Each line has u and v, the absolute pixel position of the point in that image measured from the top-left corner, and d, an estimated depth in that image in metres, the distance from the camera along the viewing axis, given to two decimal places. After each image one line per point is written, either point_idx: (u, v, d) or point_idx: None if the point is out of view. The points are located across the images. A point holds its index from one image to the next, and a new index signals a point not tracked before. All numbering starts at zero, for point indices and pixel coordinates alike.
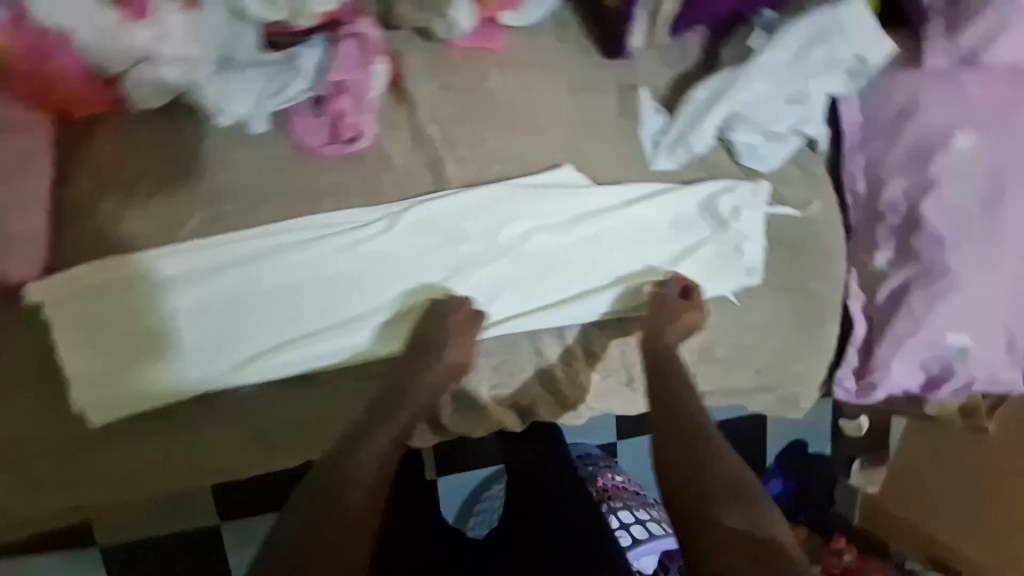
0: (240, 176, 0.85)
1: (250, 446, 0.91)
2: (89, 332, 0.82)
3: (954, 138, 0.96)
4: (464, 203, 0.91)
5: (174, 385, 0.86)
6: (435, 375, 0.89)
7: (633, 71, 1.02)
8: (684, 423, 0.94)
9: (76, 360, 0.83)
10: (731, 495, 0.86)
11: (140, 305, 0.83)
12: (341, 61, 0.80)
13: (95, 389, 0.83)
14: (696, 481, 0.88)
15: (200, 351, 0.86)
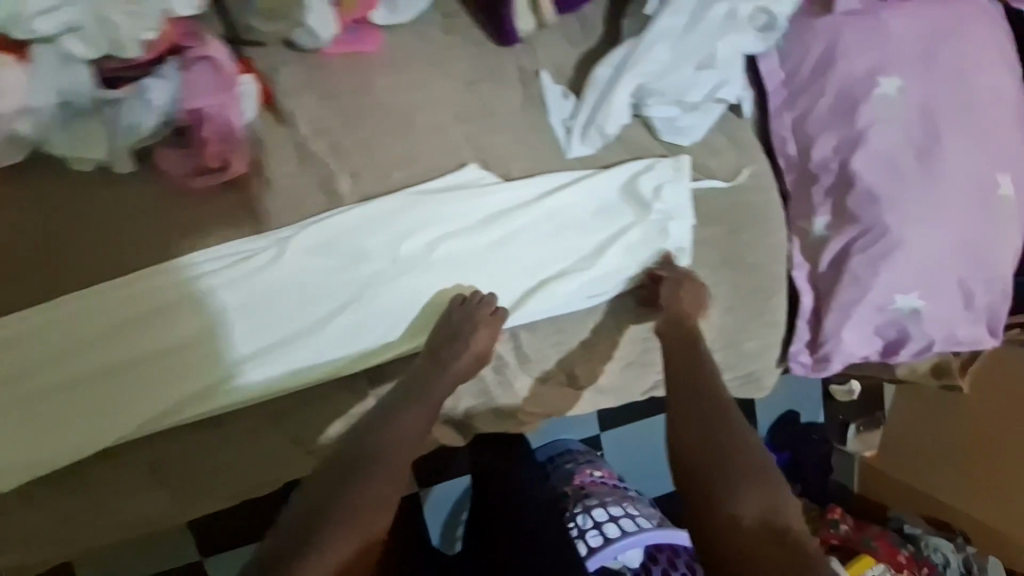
0: (116, 219, 0.80)
1: (266, 460, 0.91)
2: (84, 365, 0.81)
3: (878, 85, 0.90)
4: (359, 218, 0.86)
5: (116, 428, 0.82)
6: (460, 367, 0.88)
7: (532, 56, 0.95)
8: (707, 403, 0.87)
9: (74, 396, 0.81)
10: (750, 478, 0.81)
11: (136, 324, 0.82)
12: (195, 88, 0.75)
13: (95, 422, 0.82)
14: (716, 464, 0.82)
15: (200, 373, 0.84)
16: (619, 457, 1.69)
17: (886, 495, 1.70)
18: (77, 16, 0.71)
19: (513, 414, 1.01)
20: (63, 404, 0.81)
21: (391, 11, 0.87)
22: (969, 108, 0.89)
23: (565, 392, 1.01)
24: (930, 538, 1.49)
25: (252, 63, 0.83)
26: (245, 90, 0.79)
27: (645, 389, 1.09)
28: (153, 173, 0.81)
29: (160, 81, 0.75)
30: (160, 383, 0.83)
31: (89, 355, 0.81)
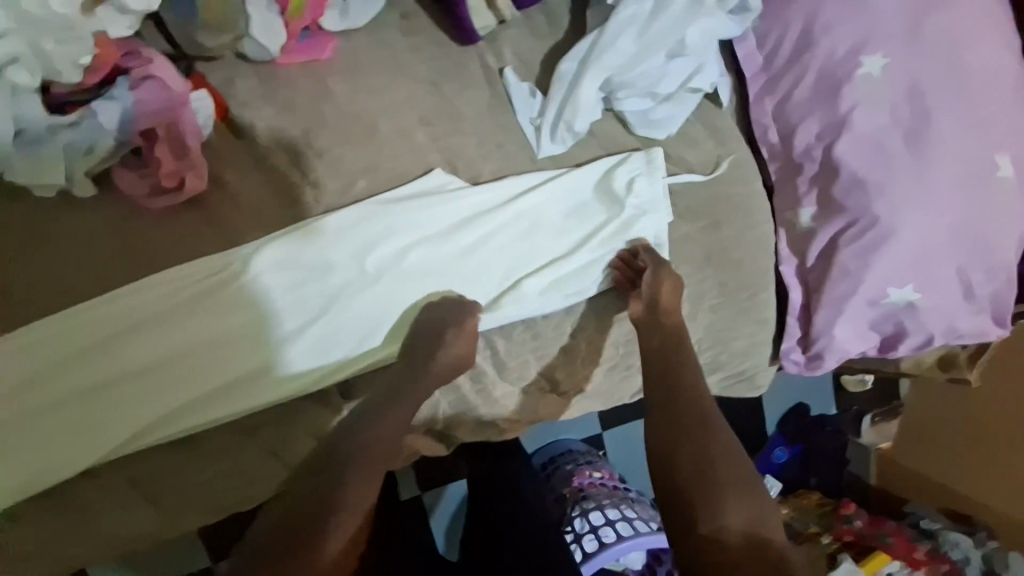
0: (78, 241, 0.80)
1: (232, 483, 0.86)
2: (96, 370, 0.79)
3: (859, 65, 0.85)
4: (324, 229, 0.84)
5: (75, 460, 0.79)
6: (442, 365, 0.86)
7: (497, 54, 0.92)
8: (689, 416, 0.91)
9: (84, 403, 0.78)
10: (724, 485, 0.87)
11: (91, 352, 0.79)
12: (145, 107, 0.77)
13: (106, 429, 0.79)
14: (694, 474, 0.87)
15: (214, 373, 0.82)
16: (624, 454, 1.59)
17: (906, 488, 1.59)
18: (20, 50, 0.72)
19: (493, 422, 0.98)
20: (72, 412, 0.78)
21: (343, 17, 0.86)
22: (957, 86, 0.85)
23: (546, 399, 0.98)
24: (948, 532, 1.40)
25: (203, 78, 0.83)
26: (197, 105, 0.79)
27: (633, 392, 1.05)
28: (115, 196, 0.81)
29: (110, 103, 0.76)
30: (172, 385, 0.81)
31: (100, 360, 0.79)
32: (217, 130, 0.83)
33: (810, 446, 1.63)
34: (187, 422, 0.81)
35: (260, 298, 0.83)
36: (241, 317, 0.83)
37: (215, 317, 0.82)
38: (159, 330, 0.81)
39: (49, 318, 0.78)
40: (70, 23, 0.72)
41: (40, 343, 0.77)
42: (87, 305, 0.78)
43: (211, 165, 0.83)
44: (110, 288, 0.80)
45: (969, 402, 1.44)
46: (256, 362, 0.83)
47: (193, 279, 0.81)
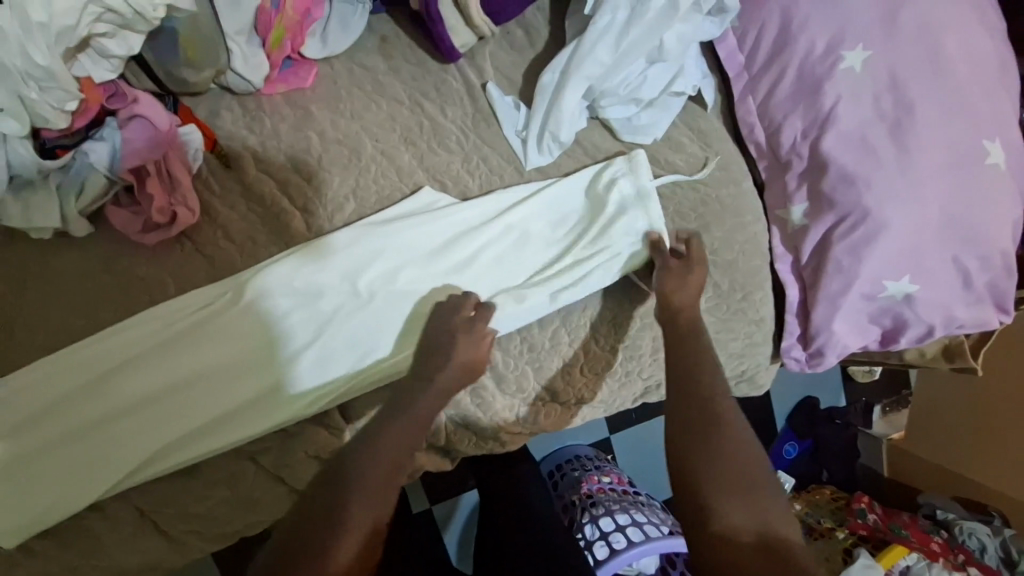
0: (77, 282, 0.81)
1: (234, 515, 0.86)
2: (106, 401, 0.80)
3: (840, 60, 0.85)
4: (312, 256, 0.84)
5: (71, 502, 0.78)
6: (447, 378, 0.82)
7: (477, 70, 0.94)
8: (706, 411, 0.80)
9: (96, 434, 0.80)
10: (748, 488, 0.76)
11: (85, 391, 0.80)
12: (132, 146, 0.77)
13: (116, 459, 0.80)
14: (712, 474, 0.76)
15: (221, 400, 0.83)
16: (634, 457, 1.57)
17: (916, 476, 1.58)
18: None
19: (495, 435, 0.97)
20: (85, 444, 0.79)
21: (323, 43, 0.87)
22: (940, 75, 0.85)
23: (547, 409, 0.97)
24: (965, 522, 1.38)
25: (190, 111, 0.83)
26: (187, 139, 0.81)
27: (634, 397, 1.05)
28: (110, 233, 0.82)
29: (100, 144, 0.77)
30: (180, 412, 0.82)
31: (110, 392, 0.80)
32: (206, 162, 0.84)
33: (823, 441, 1.60)
34: (195, 449, 0.81)
35: (264, 323, 0.84)
36: (245, 343, 0.84)
37: (220, 344, 0.83)
38: (153, 365, 0.81)
39: (56, 354, 0.79)
40: (52, 73, 0.68)
41: (51, 378, 0.79)
42: (95, 339, 0.80)
43: (202, 197, 0.84)
44: (115, 322, 0.81)
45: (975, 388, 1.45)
46: (260, 387, 0.84)
47: (197, 307, 0.82)
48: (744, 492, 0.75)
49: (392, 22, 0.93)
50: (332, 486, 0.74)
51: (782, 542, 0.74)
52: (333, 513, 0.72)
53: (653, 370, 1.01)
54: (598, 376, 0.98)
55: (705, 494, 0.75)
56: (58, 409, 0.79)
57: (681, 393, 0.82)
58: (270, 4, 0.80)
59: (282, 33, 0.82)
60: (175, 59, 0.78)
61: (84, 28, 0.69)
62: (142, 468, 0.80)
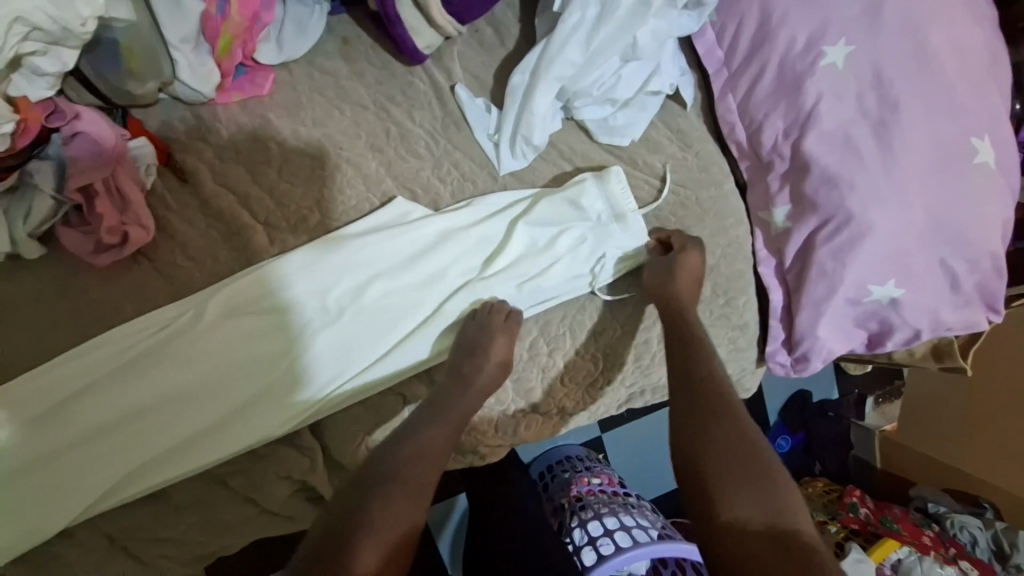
0: (30, 306, 0.78)
1: (205, 544, 0.83)
2: (68, 426, 0.76)
3: (822, 56, 0.81)
4: (280, 270, 0.81)
5: (24, 537, 0.74)
6: (463, 374, 0.83)
7: (446, 72, 0.89)
8: (712, 399, 0.80)
9: (59, 461, 0.76)
10: (759, 473, 0.73)
11: (42, 420, 0.75)
12: (79, 165, 0.72)
13: (82, 486, 0.76)
14: (719, 460, 0.74)
15: (193, 420, 0.80)
16: (626, 457, 1.55)
17: (907, 469, 1.56)
18: None
19: (474, 449, 0.94)
20: (45, 475, 0.75)
21: (279, 48, 0.83)
22: (926, 68, 0.81)
23: (528, 420, 0.94)
24: (956, 515, 1.37)
25: (141, 124, 0.80)
26: (136, 154, 0.77)
27: (619, 404, 1.02)
28: (64, 253, 0.79)
29: (45, 163, 0.73)
30: (150, 433, 0.78)
31: (74, 416, 0.76)
32: (161, 177, 0.81)
33: (817, 435, 1.58)
34: (167, 473, 0.78)
35: (236, 339, 0.81)
36: (217, 360, 0.80)
37: (190, 363, 0.80)
38: (114, 390, 0.77)
39: (9, 382, 0.75)
40: None
41: (10, 405, 0.74)
42: (57, 361, 0.76)
43: (159, 213, 0.80)
44: (76, 346, 0.78)
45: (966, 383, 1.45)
46: (234, 405, 0.81)
47: (166, 324, 0.79)
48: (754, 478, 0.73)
49: (354, 23, 0.88)
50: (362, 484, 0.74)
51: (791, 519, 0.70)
52: (356, 509, 0.70)
53: (638, 378, 0.98)
54: (594, 376, 0.96)
55: (713, 479, 0.73)
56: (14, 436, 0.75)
57: (682, 381, 0.83)
58: (214, 8, 0.74)
59: (231, 41, 0.77)
60: (117, 72, 0.73)
61: (12, 48, 0.62)
62: (106, 498, 0.77)
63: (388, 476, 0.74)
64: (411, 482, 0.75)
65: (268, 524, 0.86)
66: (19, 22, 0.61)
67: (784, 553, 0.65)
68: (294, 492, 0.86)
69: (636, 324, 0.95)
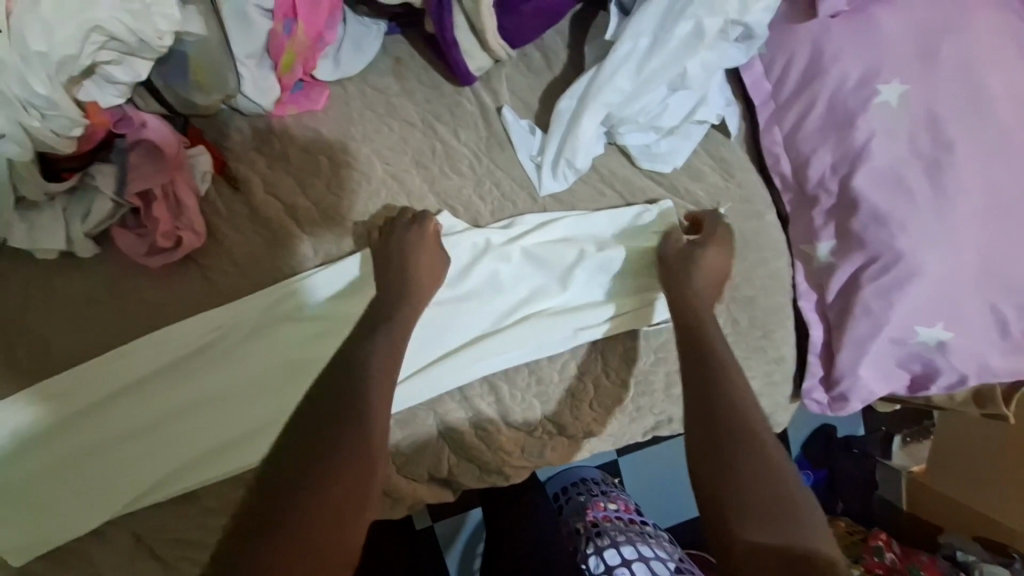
0: (80, 302, 0.79)
1: None
2: (115, 423, 0.78)
3: (874, 94, 0.81)
4: (329, 281, 0.83)
5: (64, 525, 0.76)
6: None
7: (493, 94, 0.91)
8: (731, 419, 0.71)
9: (92, 462, 0.78)
10: (777, 503, 0.65)
11: (89, 415, 0.78)
12: (139, 170, 0.75)
13: (123, 481, 0.78)
14: (738, 472, 0.67)
15: (219, 427, 0.81)
16: (641, 483, 1.50)
17: (934, 513, 1.50)
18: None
19: (499, 469, 0.93)
20: (89, 468, 0.78)
21: (336, 66, 0.86)
22: (979, 112, 0.80)
23: (553, 443, 0.93)
24: (985, 565, 1.30)
25: (201, 133, 0.83)
26: (194, 161, 0.79)
27: (645, 431, 1.00)
28: (116, 253, 0.81)
29: (108, 166, 0.75)
30: (180, 438, 0.80)
31: (107, 419, 0.78)
32: (214, 184, 0.83)
33: (843, 471, 1.54)
34: (203, 474, 0.80)
35: (264, 349, 0.83)
36: (244, 370, 0.82)
37: (233, 368, 0.82)
38: (160, 391, 0.80)
39: (58, 376, 0.77)
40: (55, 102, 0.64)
41: (58, 397, 0.77)
42: (87, 365, 0.77)
43: (208, 218, 0.82)
44: (121, 344, 0.79)
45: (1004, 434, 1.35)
46: (261, 414, 0.83)
47: (209, 330, 0.81)
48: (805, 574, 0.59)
49: (407, 43, 0.91)
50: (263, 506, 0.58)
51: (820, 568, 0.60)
52: (314, 447, 0.62)
53: (666, 406, 0.97)
54: (624, 403, 0.94)
55: (735, 519, 0.64)
56: (53, 434, 0.77)
57: (699, 405, 0.73)
58: (282, 28, 0.77)
59: (293, 57, 0.79)
60: (184, 83, 0.76)
61: (89, 57, 0.65)
62: (141, 495, 0.79)
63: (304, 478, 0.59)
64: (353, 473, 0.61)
65: None
66: (98, 31, 0.64)
67: None
68: None
69: (669, 353, 0.94)
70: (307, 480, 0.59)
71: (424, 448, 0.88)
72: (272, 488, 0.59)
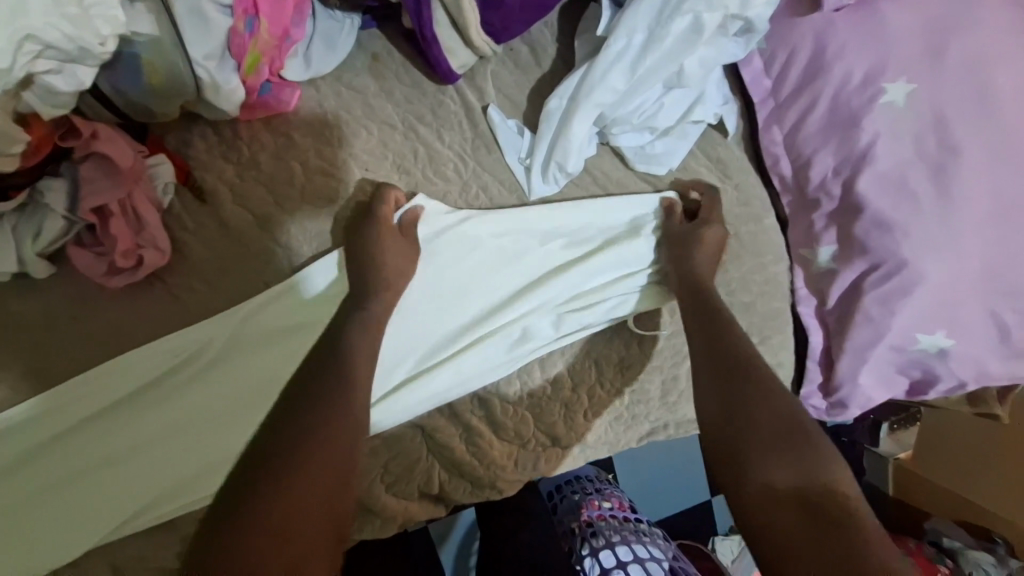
0: (37, 325, 0.74)
1: None
2: (92, 449, 0.74)
3: (881, 93, 0.77)
4: (316, 281, 0.79)
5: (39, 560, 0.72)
6: None
7: (478, 92, 0.85)
8: (738, 385, 0.72)
9: (70, 489, 0.74)
10: (792, 442, 0.66)
11: (62, 443, 0.74)
12: (92, 185, 0.68)
13: (104, 511, 0.74)
14: (753, 415, 0.69)
15: (209, 447, 0.78)
16: (638, 478, 1.46)
17: (924, 501, 1.50)
18: None
19: (492, 483, 0.90)
20: (65, 498, 0.74)
21: (308, 65, 0.79)
22: (986, 111, 0.78)
23: (547, 455, 0.90)
24: (970, 551, 1.33)
25: (162, 141, 0.76)
26: (155, 171, 0.73)
27: (639, 438, 0.97)
28: (75, 273, 0.75)
29: (58, 181, 0.69)
30: (168, 460, 0.77)
31: (86, 444, 0.74)
32: (178, 196, 0.77)
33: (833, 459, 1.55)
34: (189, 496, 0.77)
35: (250, 365, 0.79)
36: (235, 387, 0.78)
37: (215, 385, 0.78)
38: (138, 413, 0.76)
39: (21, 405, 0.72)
40: None
41: (28, 426, 0.72)
42: (62, 388, 0.73)
43: (175, 233, 0.76)
44: (91, 368, 0.74)
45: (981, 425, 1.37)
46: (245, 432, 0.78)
47: (187, 347, 0.76)
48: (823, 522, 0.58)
49: (384, 38, 0.84)
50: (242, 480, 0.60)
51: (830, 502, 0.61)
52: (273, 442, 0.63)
53: (662, 413, 0.94)
54: (618, 411, 0.92)
55: (745, 457, 0.66)
56: (30, 459, 0.73)
57: (713, 359, 0.76)
58: (243, 25, 0.70)
59: (258, 58, 0.73)
60: (138, 88, 0.69)
61: (22, 69, 0.57)
62: (121, 522, 0.75)
63: (281, 468, 0.60)
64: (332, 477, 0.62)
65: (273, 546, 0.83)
66: (29, 40, 0.56)
67: (817, 535, 0.57)
68: None
69: (664, 360, 0.91)
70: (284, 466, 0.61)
71: (415, 466, 0.85)
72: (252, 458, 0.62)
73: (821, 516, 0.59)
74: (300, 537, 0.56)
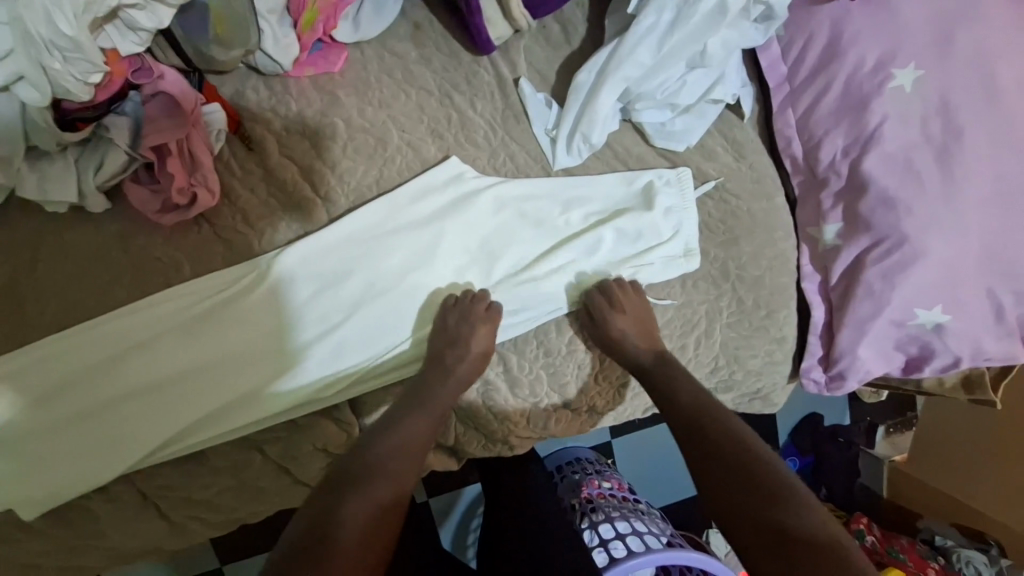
0: (91, 254, 0.78)
1: (236, 502, 0.83)
2: (114, 384, 0.77)
3: (890, 78, 0.83)
4: (347, 230, 0.83)
5: (66, 483, 0.75)
6: (466, 363, 0.84)
7: (511, 64, 0.91)
8: (705, 423, 0.79)
9: (93, 422, 0.77)
10: (748, 466, 0.73)
11: (87, 377, 0.77)
12: (153, 122, 0.74)
13: (124, 444, 0.77)
14: (712, 448, 0.76)
15: (225, 389, 0.80)
16: (635, 463, 1.50)
17: (915, 499, 1.52)
18: (18, 66, 0.66)
19: (504, 439, 0.94)
20: (87, 430, 0.76)
21: (355, 28, 0.84)
22: (988, 102, 0.83)
23: (558, 415, 0.93)
24: (962, 549, 1.35)
25: (216, 90, 0.81)
26: (208, 119, 0.78)
27: (646, 406, 1.02)
28: (127, 209, 0.80)
29: (122, 118, 0.74)
30: (186, 400, 0.79)
31: (109, 380, 0.77)
32: (228, 143, 0.82)
33: (830, 458, 1.52)
34: (205, 433, 0.79)
35: (271, 312, 0.82)
36: (253, 332, 0.81)
37: (234, 329, 0.80)
38: (159, 353, 0.78)
39: (62, 333, 0.76)
40: (78, 43, 0.64)
41: (61, 357, 0.76)
42: (103, 320, 0.77)
43: (223, 178, 0.81)
44: (127, 302, 0.78)
45: (970, 420, 1.39)
46: (259, 376, 0.81)
47: (214, 290, 0.80)
48: (790, 553, 0.64)
49: (427, 8, 0.90)
50: (330, 490, 0.73)
51: (784, 516, 0.67)
52: (344, 471, 0.75)
53: None
54: (625, 377, 0.96)
55: (711, 488, 0.74)
56: (59, 391, 0.76)
57: (688, 388, 0.84)
58: None
59: (315, 15, 0.80)
60: (205, 37, 0.76)
61: None
62: (141, 456, 0.77)
63: (354, 485, 0.73)
64: (385, 494, 0.74)
65: (297, 494, 0.87)
66: None
67: (769, 547, 0.66)
68: (322, 442, 0.85)
69: (673, 330, 0.92)
70: (349, 482, 0.73)
71: None
72: (341, 477, 0.74)
73: (773, 532, 0.66)
74: (365, 533, 0.69)
